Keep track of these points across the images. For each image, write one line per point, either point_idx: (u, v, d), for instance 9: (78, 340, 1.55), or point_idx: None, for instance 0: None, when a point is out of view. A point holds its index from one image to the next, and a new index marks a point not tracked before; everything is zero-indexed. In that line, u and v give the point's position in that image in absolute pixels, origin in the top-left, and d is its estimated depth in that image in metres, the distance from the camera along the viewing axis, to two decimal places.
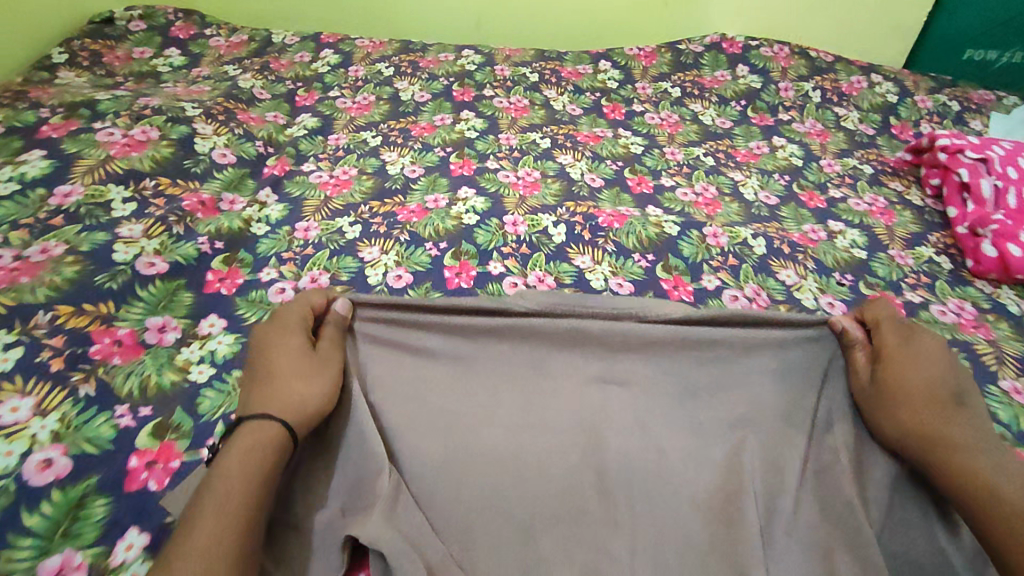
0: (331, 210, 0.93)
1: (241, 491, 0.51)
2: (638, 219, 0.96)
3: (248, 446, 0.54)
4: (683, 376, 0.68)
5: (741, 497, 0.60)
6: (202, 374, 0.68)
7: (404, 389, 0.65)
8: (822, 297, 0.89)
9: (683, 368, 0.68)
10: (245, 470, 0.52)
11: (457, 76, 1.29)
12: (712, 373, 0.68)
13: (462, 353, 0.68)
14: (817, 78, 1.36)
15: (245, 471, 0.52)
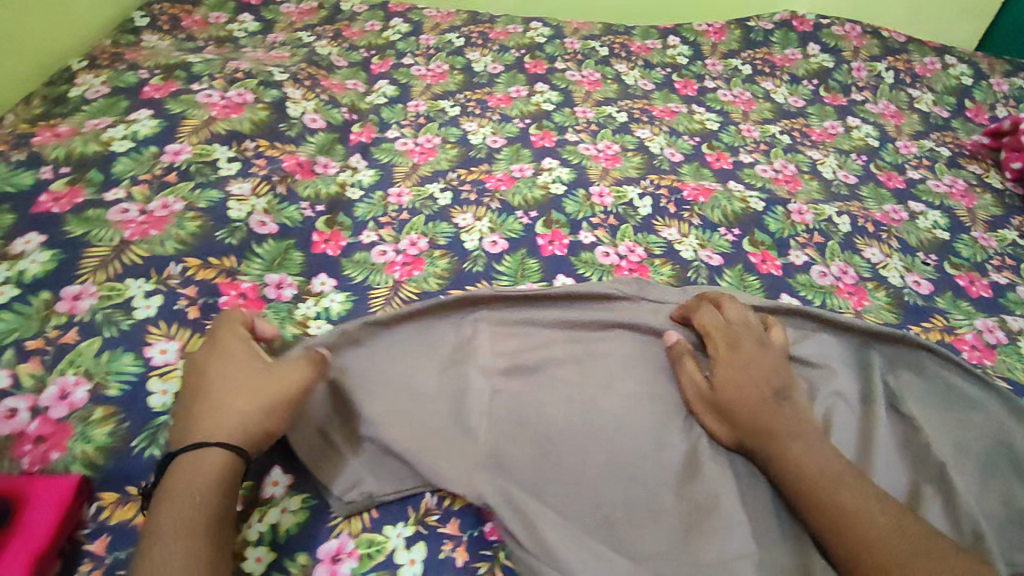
0: (421, 176, 0.95)
1: (191, 499, 0.49)
2: (723, 194, 0.97)
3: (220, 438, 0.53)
4: None
5: None
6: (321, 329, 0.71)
7: (510, 358, 0.69)
8: (908, 276, 0.90)
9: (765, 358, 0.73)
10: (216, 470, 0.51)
11: (529, 48, 1.29)
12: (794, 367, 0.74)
13: (574, 334, 0.73)
14: (890, 58, 1.34)
15: (196, 474, 0.50)
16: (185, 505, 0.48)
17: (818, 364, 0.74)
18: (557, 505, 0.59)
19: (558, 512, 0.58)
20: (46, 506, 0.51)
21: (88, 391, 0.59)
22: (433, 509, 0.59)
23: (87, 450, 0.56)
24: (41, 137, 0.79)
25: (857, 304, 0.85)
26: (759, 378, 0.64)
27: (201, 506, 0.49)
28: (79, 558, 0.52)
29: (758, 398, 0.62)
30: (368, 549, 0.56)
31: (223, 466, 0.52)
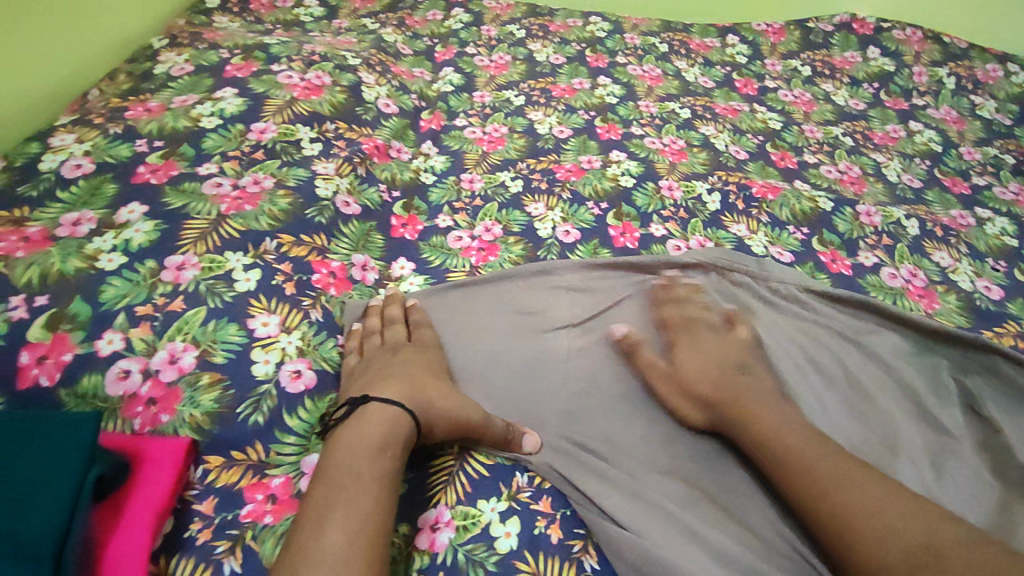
0: (491, 164, 0.96)
1: (364, 468, 0.52)
2: (791, 193, 0.97)
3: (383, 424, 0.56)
4: (832, 362, 0.74)
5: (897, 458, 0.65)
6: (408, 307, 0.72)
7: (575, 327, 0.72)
8: (978, 280, 0.89)
9: (830, 350, 0.75)
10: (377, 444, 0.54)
11: (589, 42, 1.30)
12: (863, 362, 0.74)
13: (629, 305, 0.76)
14: (951, 64, 1.33)
15: (357, 449, 0.53)
16: (357, 471, 0.52)
17: (885, 360, 0.74)
18: (631, 471, 0.61)
19: (634, 481, 0.60)
20: (164, 465, 0.52)
21: (196, 358, 0.59)
22: (524, 486, 0.60)
23: (195, 414, 0.57)
24: (134, 112, 0.80)
25: (929, 306, 0.84)
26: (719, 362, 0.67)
27: (375, 471, 0.52)
28: (190, 518, 0.52)
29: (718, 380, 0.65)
30: (463, 521, 0.57)
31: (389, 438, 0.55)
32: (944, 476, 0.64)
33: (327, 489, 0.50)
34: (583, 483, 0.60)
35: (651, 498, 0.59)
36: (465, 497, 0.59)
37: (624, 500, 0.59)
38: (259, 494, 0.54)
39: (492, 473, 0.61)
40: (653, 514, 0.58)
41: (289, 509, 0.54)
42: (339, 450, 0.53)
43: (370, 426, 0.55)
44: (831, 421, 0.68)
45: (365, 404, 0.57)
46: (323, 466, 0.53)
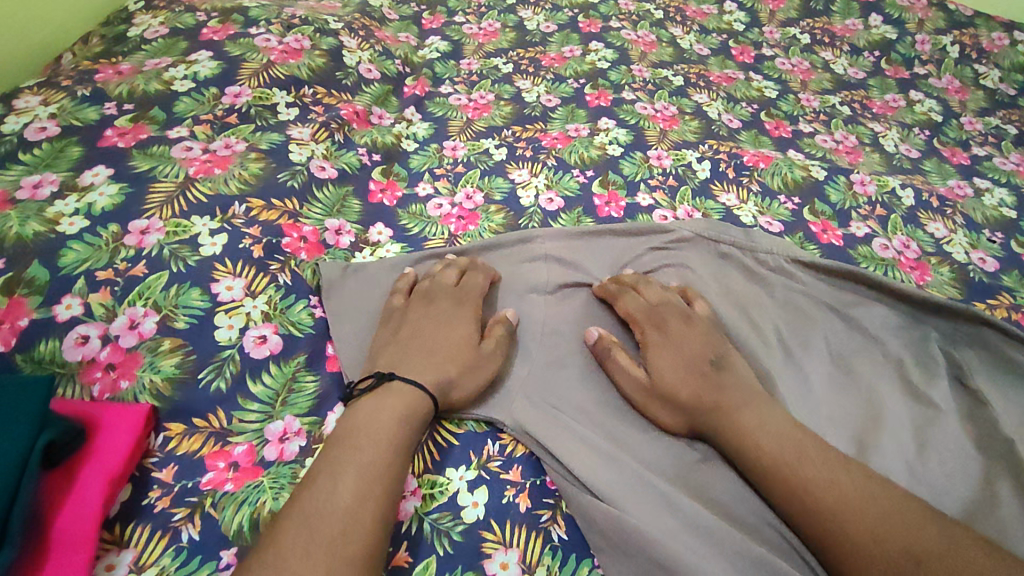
0: (475, 131, 0.93)
1: (390, 436, 0.53)
2: (783, 162, 0.94)
3: (393, 397, 0.56)
4: (812, 335, 0.72)
5: (878, 433, 0.63)
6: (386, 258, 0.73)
7: (555, 296, 0.71)
8: (973, 252, 0.87)
9: (811, 323, 0.74)
10: (408, 414, 0.55)
11: (583, 9, 1.26)
12: (846, 335, 0.73)
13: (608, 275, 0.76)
14: (956, 32, 1.29)
15: (378, 412, 0.54)
16: (380, 431, 0.52)
17: (870, 333, 0.73)
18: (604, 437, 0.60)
19: (609, 446, 0.59)
20: (120, 433, 0.51)
21: (156, 324, 0.58)
22: (494, 455, 0.59)
23: (155, 381, 0.56)
24: (104, 74, 0.78)
25: (920, 279, 0.82)
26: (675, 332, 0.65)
27: (399, 433, 0.53)
28: (149, 485, 0.52)
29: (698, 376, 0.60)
30: (431, 489, 0.56)
31: (415, 407, 0.56)
32: (924, 452, 0.63)
33: (340, 450, 0.51)
34: (559, 447, 0.58)
35: (625, 462, 0.58)
36: (433, 465, 0.58)
37: (596, 465, 0.57)
38: (221, 462, 0.54)
39: (461, 441, 0.60)
40: (627, 482, 0.56)
41: (250, 477, 0.53)
42: (357, 415, 0.54)
43: (393, 400, 0.55)
44: (814, 395, 0.67)
45: (389, 379, 0.57)
46: (341, 430, 0.53)
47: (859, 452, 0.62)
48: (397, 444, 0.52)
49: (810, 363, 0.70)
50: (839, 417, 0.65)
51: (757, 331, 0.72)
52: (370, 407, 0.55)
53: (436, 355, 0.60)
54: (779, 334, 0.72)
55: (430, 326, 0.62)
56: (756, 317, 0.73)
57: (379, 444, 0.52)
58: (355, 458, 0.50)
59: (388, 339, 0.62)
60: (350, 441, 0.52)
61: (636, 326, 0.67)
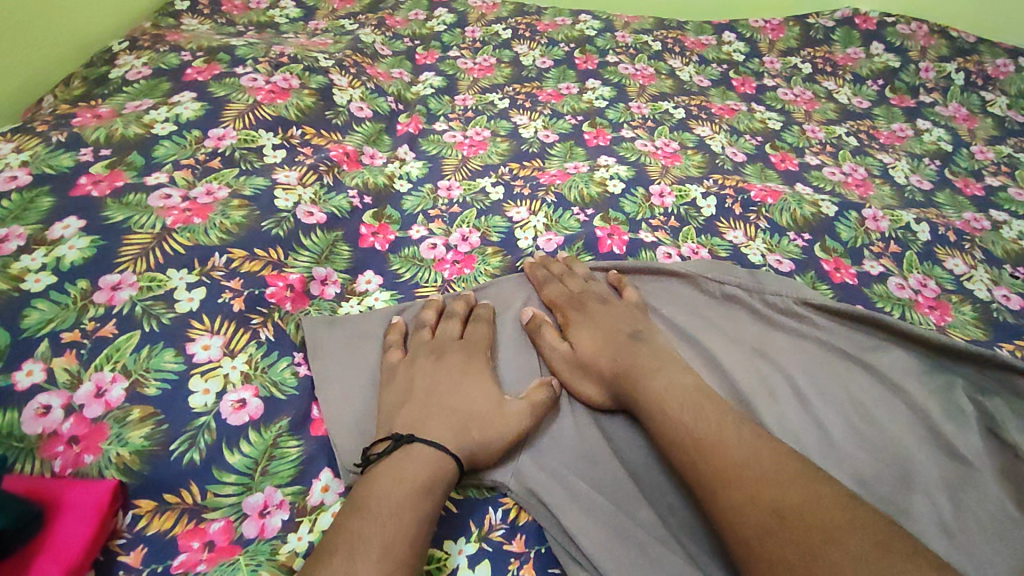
0: (471, 170, 0.90)
1: (411, 510, 0.47)
2: (791, 196, 0.91)
3: (422, 477, 0.50)
4: (828, 384, 0.68)
5: (908, 495, 0.58)
6: (377, 302, 0.70)
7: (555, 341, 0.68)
8: (995, 289, 0.82)
9: (826, 371, 0.69)
10: (433, 487, 0.50)
11: (579, 42, 1.24)
12: (864, 382, 0.68)
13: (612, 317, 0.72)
14: (960, 59, 1.26)
15: (397, 482, 0.49)
16: (406, 506, 0.47)
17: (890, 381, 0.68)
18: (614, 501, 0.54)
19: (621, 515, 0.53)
20: (85, 514, 0.46)
21: (126, 390, 0.53)
22: (497, 523, 0.54)
23: (122, 454, 0.51)
24: (81, 118, 0.75)
25: (940, 319, 0.77)
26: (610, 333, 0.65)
27: (420, 506, 0.48)
28: (113, 573, 0.47)
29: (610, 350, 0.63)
30: (428, 565, 0.51)
31: (434, 480, 0.50)
32: (961, 516, 0.57)
33: (361, 520, 0.46)
34: (564, 516, 0.52)
35: (638, 536, 0.51)
36: (430, 537, 0.52)
37: (607, 538, 0.51)
38: (195, 542, 0.48)
39: (461, 509, 0.55)
40: (640, 560, 0.50)
41: (225, 556, 0.48)
42: (377, 487, 0.49)
43: (422, 463, 0.51)
44: (834, 454, 0.62)
45: (410, 442, 0.52)
46: (362, 496, 0.48)
47: (888, 519, 0.57)
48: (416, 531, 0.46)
49: (827, 416, 0.65)
50: (866, 477, 0.60)
51: (767, 380, 0.67)
52: (396, 474, 0.50)
53: (458, 414, 0.56)
54: (789, 384, 0.67)
55: (445, 381, 0.58)
56: (764, 365, 0.69)
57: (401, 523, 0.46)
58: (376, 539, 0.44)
59: (396, 398, 0.57)
60: (373, 515, 0.46)
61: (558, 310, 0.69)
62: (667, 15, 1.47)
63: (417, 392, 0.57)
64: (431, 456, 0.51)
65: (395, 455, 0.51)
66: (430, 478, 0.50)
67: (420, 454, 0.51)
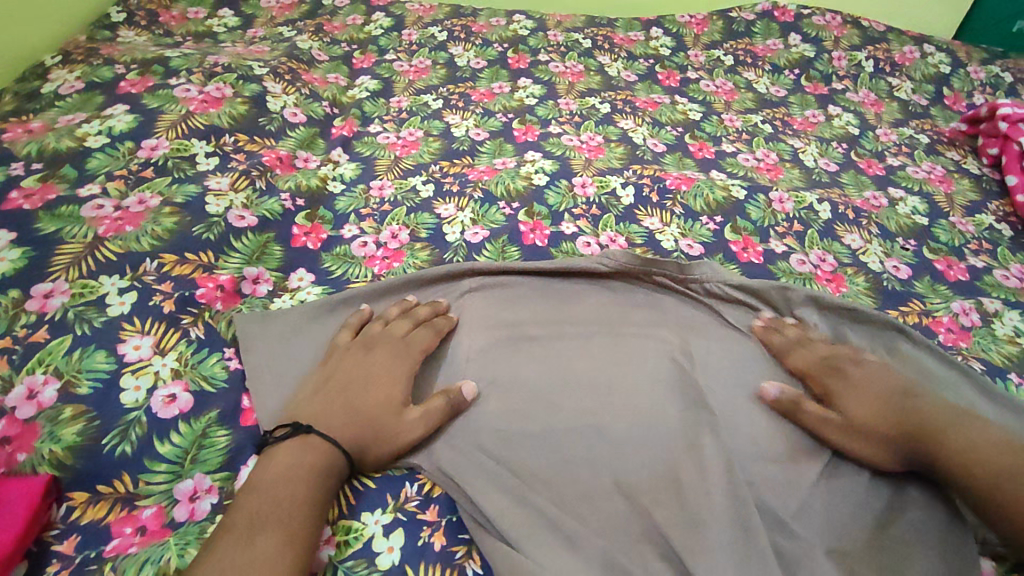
0: (402, 169, 0.94)
1: (302, 492, 0.53)
2: (704, 182, 0.97)
3: (314, 469, 0.55)
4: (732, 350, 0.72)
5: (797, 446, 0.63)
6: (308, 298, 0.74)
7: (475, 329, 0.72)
8: (888, 261, 0.90)
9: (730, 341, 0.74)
10: (323, 474, 0.55)
11: (512, 42, 1.29)
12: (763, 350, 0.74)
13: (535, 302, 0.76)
14: (870, 47, 1.35)
15: (289, 471, 0.54)
16: (298, 490, 0.53)
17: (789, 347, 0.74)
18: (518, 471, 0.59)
19: (521, 484, 0.59)
20: (14, 509, 0.49)
21: (58, 391, 0.57)
22: (412, 496, 0.59)
23: (55, 450, 0.54)
24: (13, 134, 0.77)
25: (835, 290, 0.85)
26: (884, 397, 0.65)
27: (310, 489, 0.54)
28: (47, 560, 0.50)
29: (897, 419, 0.63)
30: (346, 536, 0.55)
31: (324, 469, 0.55)
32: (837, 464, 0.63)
33: (257, 503, 0.52)
34: (470, 488, 0.58)
35: (534, 501, 0.58)
36: (349, 511, 0.57)
37: (509, 505, 0.57)
38: (128, 527, 0.52)
39: (379, 485, 0.59)
40: (536, 524, 0.56)
41: (156, 538, 0.51)
42: (275, 473, 0.54)
43: (310, 456, 0.56)
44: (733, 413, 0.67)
45: (308, 431, 0.57)
46: (260, 480, 0.54)
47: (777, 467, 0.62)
48: (308, 513, 0.52)
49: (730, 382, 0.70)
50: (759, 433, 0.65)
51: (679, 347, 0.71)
52: (291, 462, 0.55)
53: (356, 412, 0.60)
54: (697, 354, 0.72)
55: (360, 381, 0.62)
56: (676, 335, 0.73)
57: (292, 505, 0.52)
58: (268, 519, 0.50)
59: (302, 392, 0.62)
60: (267, 499, 0.52)
61: (813, 379, 0.69)
62: (601, 12, 1.52)
63: (330, 380, 0.63)
64: (317, 448, 0.56)
65: (293, 441, 0.57)
66: (321, 469, 0.55)
67: (310, 445, 0.56)
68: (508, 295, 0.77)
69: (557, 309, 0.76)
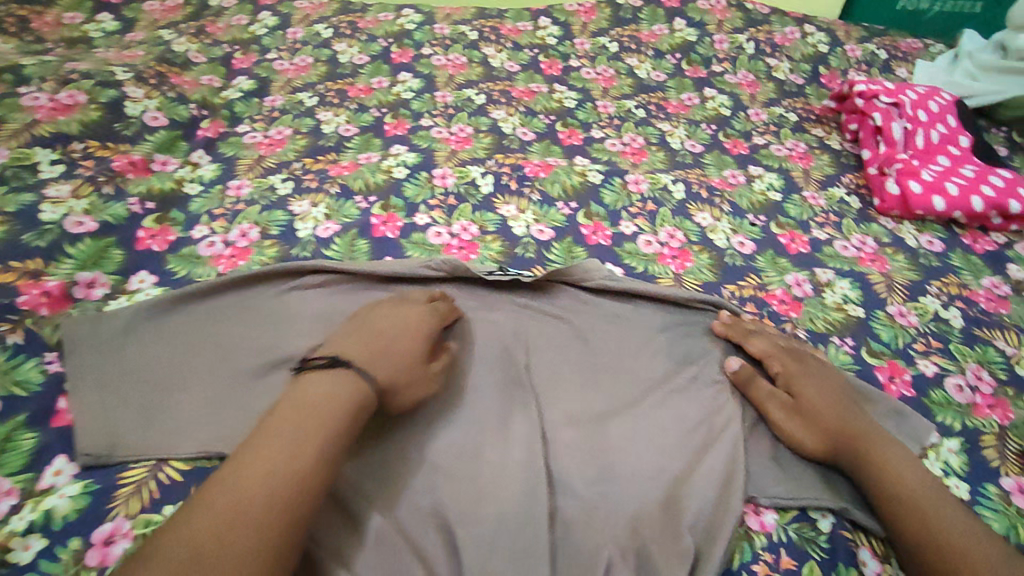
0: (264, 168, 0.96)
1: (311, 452, 0.49)
2: (563, 169, 1.00)
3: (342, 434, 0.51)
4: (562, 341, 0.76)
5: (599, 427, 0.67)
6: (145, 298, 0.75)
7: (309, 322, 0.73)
8: (734, 237, 0.93)
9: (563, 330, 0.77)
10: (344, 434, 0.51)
11: (397, 37, 1.30)
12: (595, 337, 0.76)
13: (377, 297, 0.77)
14: (751, 30, 1.39)
15: (299, 430, 0.49)
16: (307, 449, 0.48)
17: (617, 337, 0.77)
18: None
19: None
20: None
21: None
22: None
23: None
24: None
25: (680, 266, 0.88)
26: (789, 379, 0.72)
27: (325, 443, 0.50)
28: None
29: (838, 406, 0.69)
30: (143, 529, 0.56)
31: (354, 402, 0.54)
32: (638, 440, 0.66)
33: (234, 473, 0.46)
34: None
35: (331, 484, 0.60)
36: (150, 504, 0.58)
37: None
38: None
39: (186, 478, 0.60)
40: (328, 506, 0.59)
41: None
42: (282, 436, 0.49)
43: (346, 387, 0.54)
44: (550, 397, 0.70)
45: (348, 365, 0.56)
46: (262, 444, 0.48)
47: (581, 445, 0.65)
48: (308, 473, 0.48)
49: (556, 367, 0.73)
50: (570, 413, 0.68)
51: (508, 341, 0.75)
52: (297, 417, 0.50)
53: (385, 353, 0.60)
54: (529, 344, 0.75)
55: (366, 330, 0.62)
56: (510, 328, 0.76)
57: (294, 468, 0.47)
58: (248, 491, 0.45)
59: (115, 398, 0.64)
60: (253, 465, 0.47)
61: (771, 361, 0.74)
62: (497, 4, 1.54)
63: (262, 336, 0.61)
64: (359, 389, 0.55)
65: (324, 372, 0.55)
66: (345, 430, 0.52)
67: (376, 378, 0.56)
68: (351, 285, 0.78)
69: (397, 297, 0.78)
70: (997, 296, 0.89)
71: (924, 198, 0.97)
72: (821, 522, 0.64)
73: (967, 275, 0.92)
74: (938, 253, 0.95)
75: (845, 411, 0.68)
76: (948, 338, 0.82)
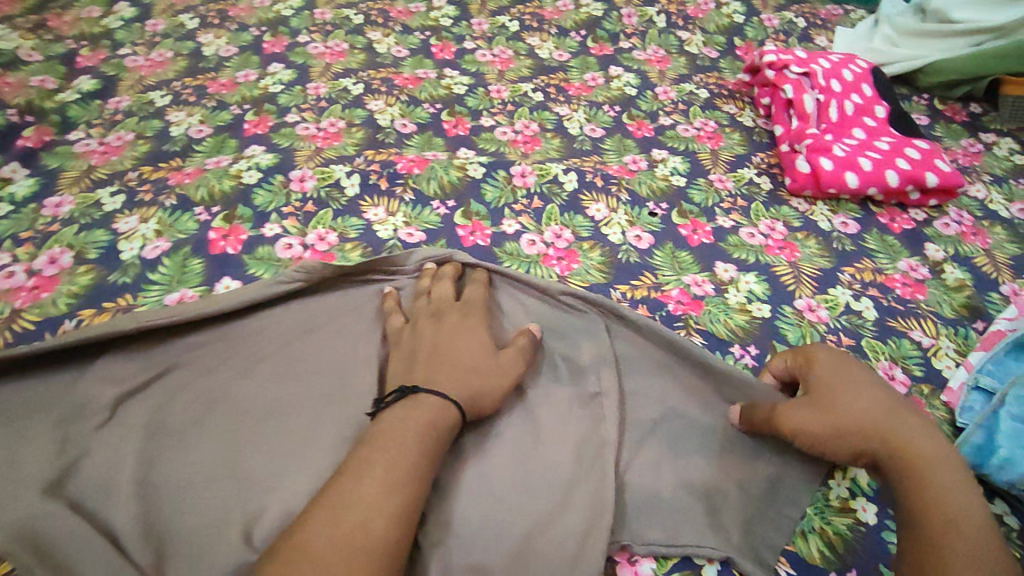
0: (92, 180, 0.84)
1: (392, 503, 0.46)
2: (441, 163, 0.90)
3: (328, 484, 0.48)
4: None
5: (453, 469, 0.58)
6: None
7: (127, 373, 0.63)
8: (630, 231, 0.84)
9: None
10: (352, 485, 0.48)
11: (272, 24, 1.17)
12: None
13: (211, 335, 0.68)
14: (662, 3, 1.29)
15: (377, 481, 0.47)
16: (377, 508, 0.46)
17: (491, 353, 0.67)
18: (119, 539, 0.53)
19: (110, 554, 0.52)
20: None
21: None
22: None
23: None
24: None
25: (564, 268, 0.78)
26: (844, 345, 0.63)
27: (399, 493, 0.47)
28: None
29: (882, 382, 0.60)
30: None
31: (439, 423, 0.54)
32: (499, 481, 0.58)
33: (311, 532, 0.44)
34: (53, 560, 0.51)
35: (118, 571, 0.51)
36: None
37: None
38: None
39: None
40: None
41: None
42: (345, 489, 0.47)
43: (421, 411, 0.54)
44: None
45: (415, 392, 0.56)
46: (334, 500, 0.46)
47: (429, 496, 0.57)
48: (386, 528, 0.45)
49: None
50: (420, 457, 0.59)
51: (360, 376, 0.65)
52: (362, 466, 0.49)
53: (462, 366, 0.59)
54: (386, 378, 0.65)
55: (445, 342, 0.62)
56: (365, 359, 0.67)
57: (369, 526, 0.45)
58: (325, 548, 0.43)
59: None
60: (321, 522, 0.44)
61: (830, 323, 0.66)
62: None
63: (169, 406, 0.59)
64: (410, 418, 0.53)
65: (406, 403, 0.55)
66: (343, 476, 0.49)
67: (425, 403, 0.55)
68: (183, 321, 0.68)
69: (226, 329, 0.68)
70: (914, 280, 0.82)
71: (837, 175, 0.89)
72: (706, 569, 0.57)
73: (882, 259, 0.84)
74: (853, 235, 0.87)
75: (892, 398, 0.58)
76: (860, 332, 0.75)
